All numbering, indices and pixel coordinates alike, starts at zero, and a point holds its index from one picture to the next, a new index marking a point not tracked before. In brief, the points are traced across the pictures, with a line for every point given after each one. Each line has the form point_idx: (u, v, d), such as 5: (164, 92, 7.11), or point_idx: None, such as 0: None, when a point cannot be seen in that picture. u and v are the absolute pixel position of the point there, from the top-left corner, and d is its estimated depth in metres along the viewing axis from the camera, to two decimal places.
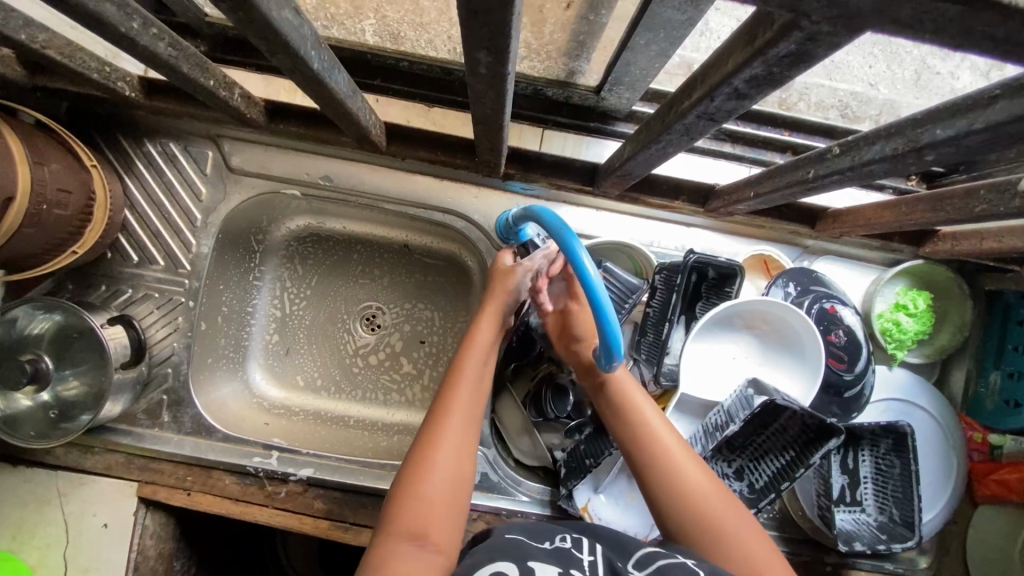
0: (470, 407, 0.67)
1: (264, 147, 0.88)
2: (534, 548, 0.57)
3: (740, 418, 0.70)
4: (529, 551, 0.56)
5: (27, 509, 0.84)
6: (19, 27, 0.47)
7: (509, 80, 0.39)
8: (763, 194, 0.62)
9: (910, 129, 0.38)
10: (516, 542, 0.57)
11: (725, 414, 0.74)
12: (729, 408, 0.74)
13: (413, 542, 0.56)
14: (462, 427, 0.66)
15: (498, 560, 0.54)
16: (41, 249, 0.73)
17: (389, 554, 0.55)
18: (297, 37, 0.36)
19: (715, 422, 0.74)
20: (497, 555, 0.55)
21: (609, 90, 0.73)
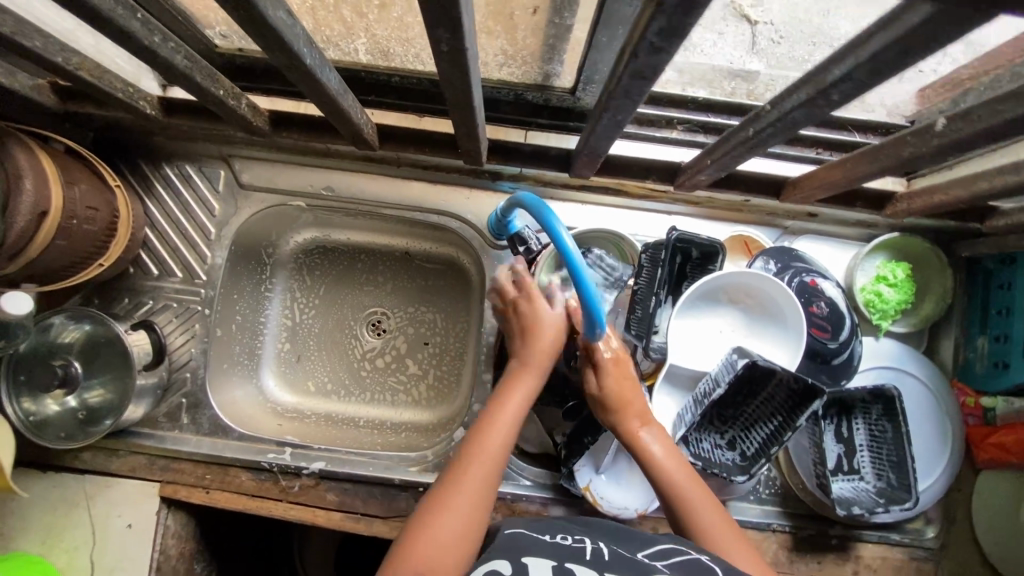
0: (495, 457, 0.67)
1: (272, 164, 0.96)
2: (538, 543, 0.61)
3: (725, 381, 0.75)
4: (524, 547, 0.59)
5: (55, 514, 0.88)
6: (57, 51, 0.54)
7: (471, 59, 0.45)
8: (718, 161, 0.66)
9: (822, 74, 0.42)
10: (516, 539, 0.61)
11: (713, 382, 0.77)
12: (715, 375, 0.78)
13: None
14: (485, 477, 0.65)
15: (492, 558, 0.57)
16: (72, 261, 0.80)
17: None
18: (291, 34, 0.42)
19: (703, 391, 0.78)
20: (493, 554, 0.58)
21: (583, 89, 0.79)
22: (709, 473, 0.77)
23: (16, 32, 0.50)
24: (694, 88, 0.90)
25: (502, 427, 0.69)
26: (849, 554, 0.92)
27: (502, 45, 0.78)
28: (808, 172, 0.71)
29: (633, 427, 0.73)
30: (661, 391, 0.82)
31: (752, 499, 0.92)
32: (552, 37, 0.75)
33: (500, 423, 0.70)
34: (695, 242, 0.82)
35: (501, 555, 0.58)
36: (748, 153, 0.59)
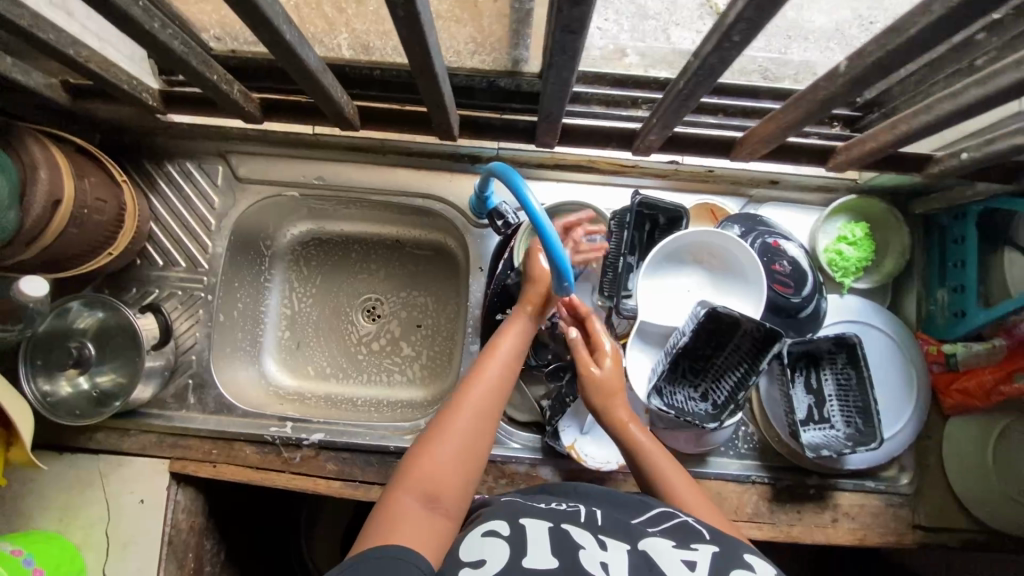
0: (492, 396, 0.72)
1: (266, 157, 1.03)
2: (532, 509, 0.64)
3: (688, 329, 0.81)
4: (522, 509, 0.63)
5: (71, 492, 0.94)
6: (68, 45, 0.61)
7: (427, 28, 0.51)
8: (660, 118, 0.68)
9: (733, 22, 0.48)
10: (516, 504, 0.65)
11: (680, 333, 0.83)
12: (682, 327, 0.84)
13: (422, 504, 0.61)
14: (483, 414, 0.70)
15: (492, 520, 0.62)
16: (83, 250, 0.87)
17: (398, 506, 0.61)
18: (271, 11, 0.49)
19: (672, 343, 0.84)
20: (494, 516, 0.63)
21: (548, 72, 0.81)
22: (683, 419, 0.81)
23: (34, 26, 0.57)
24: (655, 70, 0.90)
25: (497, 369, 0.73)
26: (827, 503, 0.95)
27: (470, 34, 0.82)
28: (749, 128, 0.74)
29: (622, 418, 0.77)
30: (635, 347, 0.88)
31: (731, 455, 0.96)
32: (516, 23, 0.80)
33: (497, 364, 0.74)
34: (660, 208, 0.87)
35: (501, 516, 0.62)
36: (686, 107, 0.62)
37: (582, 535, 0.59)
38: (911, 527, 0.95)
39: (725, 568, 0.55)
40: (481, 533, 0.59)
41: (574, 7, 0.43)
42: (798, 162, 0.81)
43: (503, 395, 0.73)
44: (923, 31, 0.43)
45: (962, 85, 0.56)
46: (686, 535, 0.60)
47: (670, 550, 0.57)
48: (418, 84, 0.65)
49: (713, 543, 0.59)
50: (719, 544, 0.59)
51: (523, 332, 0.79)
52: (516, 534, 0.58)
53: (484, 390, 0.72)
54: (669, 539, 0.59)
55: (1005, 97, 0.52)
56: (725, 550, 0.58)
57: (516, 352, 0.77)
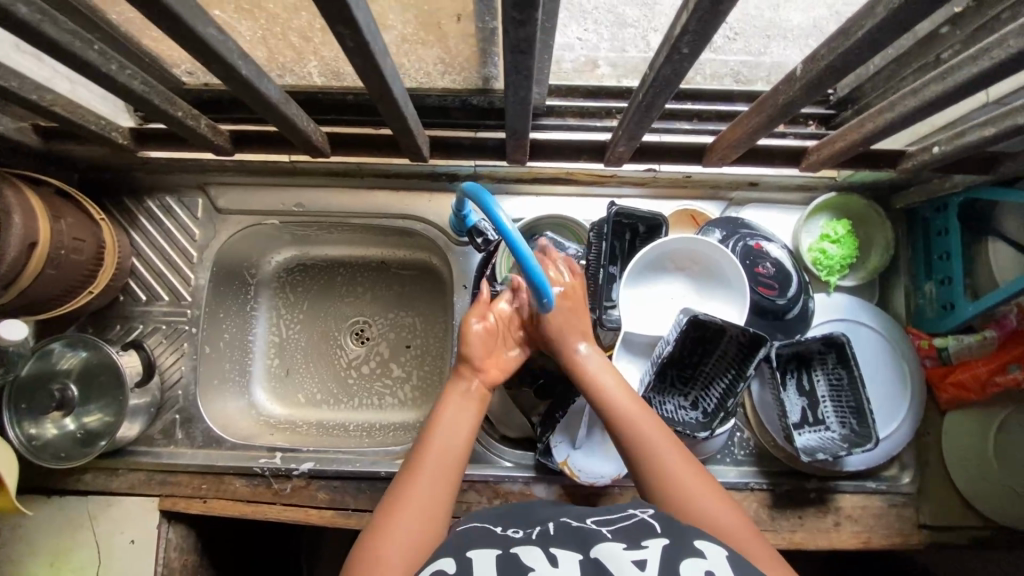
0: (438, 479, 0.64)
1: (245, 187, 1.03)
2: (476, 536, 0.59)
3: (672, 338, 0.80)
4: (470, 540, 0.57)
5: (61, 536, 0.92)
6: (32, 91, 0.61)
7: (380, 55, 0.51)
8: (627, 129, 0.68)
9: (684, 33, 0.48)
10: (463, 532, 0.59)
11: (664, 342, 0.82)
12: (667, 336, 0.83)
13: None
14: (427, 502, 0.62)
15: (436, 559, 0.55)
16: (63, 290, 0.87)
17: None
18: (223, 48, 0.49)
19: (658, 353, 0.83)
20: (438, 553, 0.56)
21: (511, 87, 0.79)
22: (673, 429, 0.80)
23: None
24: (628, 80, 0.90)
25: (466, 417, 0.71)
26: (828, 507, 0.93)
27: (437, 54, 0.82)
28: (718, 134, 0.74)
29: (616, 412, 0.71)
30: (622, 359, 0.87)
31: (728, 462, 0.95)
32: (482, 42, 0.79)
33: (442, 443, 0.68)
34: (638, 217, 0.87)
35: (447, 553, 0.56)
36: (650, 118, 0.62)
37: (533, 557, 0.54)
38: (916, 527, 0.93)
39: (677, 562, 0.52)
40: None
41: (520, 27, 0.43)
42: (771, 164, 0.81)
43: (451, 477, 0.65)
44: (870, 32, 0.42)
45: (922, 81, 0.55)
46: (636, 534, 0.56)
47: (620, 553, 0.53)
48: (380, 110, 0.65)
49: (663, 536, 0.55)
50: (669, 536, 0.56)
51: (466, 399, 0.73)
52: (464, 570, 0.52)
53: (427, 474, 0.65)
54: (621, 542, 0.55)
55: (965, 92, 0.51)
56: (674, 541, 0.54)
57: (461, 422, 0.70)
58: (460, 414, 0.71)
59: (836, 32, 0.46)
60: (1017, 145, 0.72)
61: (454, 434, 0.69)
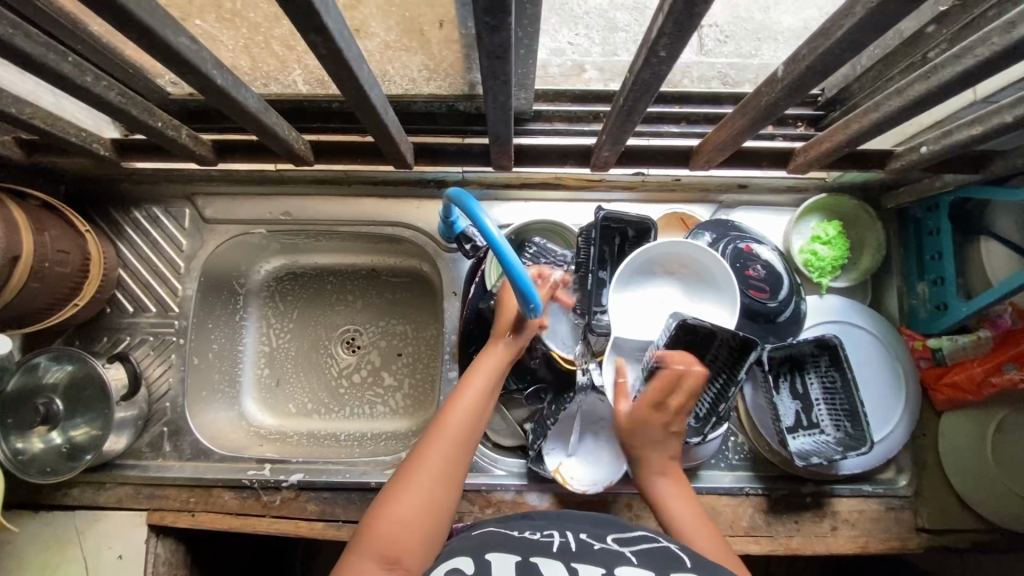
0: (457, 447, 0.66)
1: (232, 196, 1.02)
2: (506, 539, 0.62)
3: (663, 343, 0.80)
4: (490, 545, 0.60)
5: (48, 552, 0.91)
6: (9, 103, 0.61)
7: (355, 63, 0.50)
8: (611, 135, 0.67)
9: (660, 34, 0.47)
10: (483, 538, 0.62)
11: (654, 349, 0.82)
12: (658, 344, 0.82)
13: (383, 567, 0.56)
14: (446, 465, 0.64)
15: (455, 557, 0.59)
16: (48, 303, 0.86)
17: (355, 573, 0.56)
18: (197, 57, 0.48)
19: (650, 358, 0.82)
20: (457, 552, 0.59)
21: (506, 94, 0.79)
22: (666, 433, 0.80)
23: None
24: (615, 84, 0.90)
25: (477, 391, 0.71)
26: (825, 511, 0.92)
27: (422, 61, 0.82)
28: (703, 138, 0.74)
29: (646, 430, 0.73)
30: (613, 363, 0.86)
31: (723, 467, 0.94)
32: (466, 47, 0.78)
33: (465, 412, 0.69)
34: (627, 221, 0.87)
35: (466, 554, 0.59)
36: (633, 122, 0.61)
37: (550, 568, 0.56)
38: (915, 530, 0.92)
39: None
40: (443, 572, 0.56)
41: (494, 31, 0.43)
42: (759, 166, 0.81)
43: (469, 445, 0.67)
44: (850, 32, 0.42)
45: (907, 80, 0.55)
46: (665, 565, 0.57)
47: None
48: (361, 118, 0.64)
49: (693, 573, 0.55)
50: (699, 573, 0.55)
51: (493, 370, 0.74)
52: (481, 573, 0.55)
53: (448, 439, 0.66)
54: (647, 570, 0.56)
55: (950, 91, 0.51)
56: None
57: (485, 392, 0.71)
58: (484, 385, 0.72)
59: (817, 32, 0.46)
60: (1007, 143, 0.71)
61: (477, 404, 0.70)
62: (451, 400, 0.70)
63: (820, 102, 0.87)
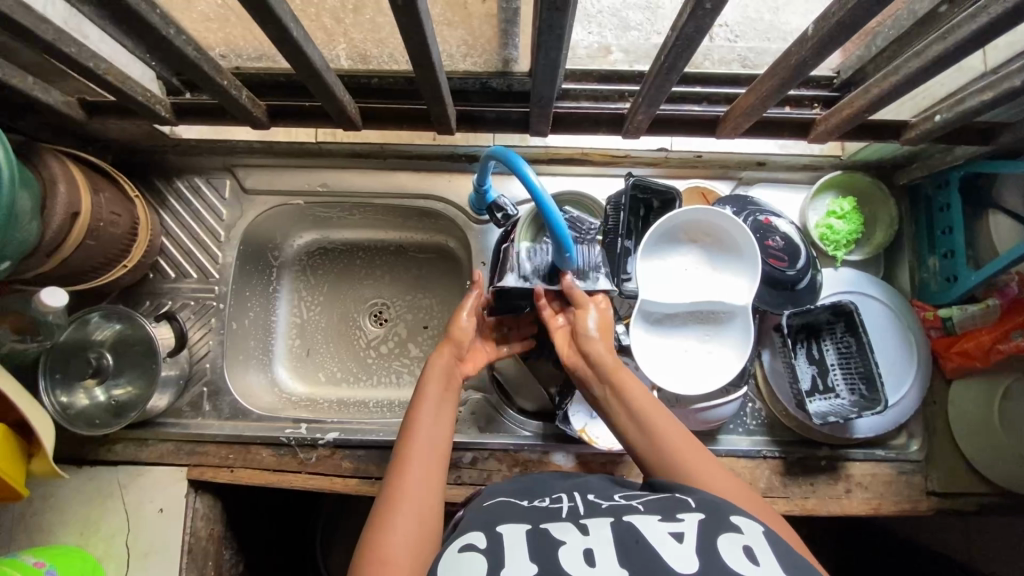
0: (427, 475, 0.66)
1: (271, 169, 1.07)
2: (514, 508, 0.64)
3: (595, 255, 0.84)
4: (499, 518, 0.62)
5: (92, 505, 0.95)
6: (89, 58, 0.65)
7: (423, 16, 0.55)
8: (648, 97, 0.73)
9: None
10: (490, 510, 0.64)
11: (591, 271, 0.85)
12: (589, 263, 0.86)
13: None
14: (421, 501, 0.64)
15: (466, 534, 0.60)
16: (99, 262, 0.90)
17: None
18: (280, 7, 0.53)
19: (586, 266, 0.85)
20: (469, 527, 0.61)
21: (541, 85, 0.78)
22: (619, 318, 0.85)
23: (57, 40, 0.61)
24: (641, 64, 0.93)
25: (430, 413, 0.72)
26: (839, 474, 0.96)
27: (462, 35, 0.86)
28: (730, 108, 0.80)
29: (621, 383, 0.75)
30: (638, 327, 0.91)
31: (741, 432, 0.98)
32: (505, 23, 0.83)
33: (425, 442, 0.69)
34: (653, 192, 0.92)
35: (476, 528, 0.60)
36: (670, 81, 0.66)
37: (563, 531, 0.58)
38: (925, 493, 0.95)
39: (714, 533, 0.56)
40: (458, 549, 0.57)
41: None
42: (780, 136, 0.85)
43: (439, 472, 0.68)
44: None
45: (925, 43, 0.60)
46: (671, 508, 0.60)
47: (656, 524, 0.57)
48: (417, 78, 0.68)
49: (698, 511, 0.59)
50: (705, 511, 0.59)
51: (443, 399, 0.75)
52: (495, 545, 0.57)
53: (416, 470, 0.66)
54: (655, 514, 0.59)
55: (966, 49, 0.55)
56: (710, 516, 0.58)
57: (440, 416, 0.73)
58: (437, 411, 0.73)
59: None
60: (1015, 114, 0.76)
61: (436, 429, 0.71)
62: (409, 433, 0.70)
63: (835, 84, 0.90)
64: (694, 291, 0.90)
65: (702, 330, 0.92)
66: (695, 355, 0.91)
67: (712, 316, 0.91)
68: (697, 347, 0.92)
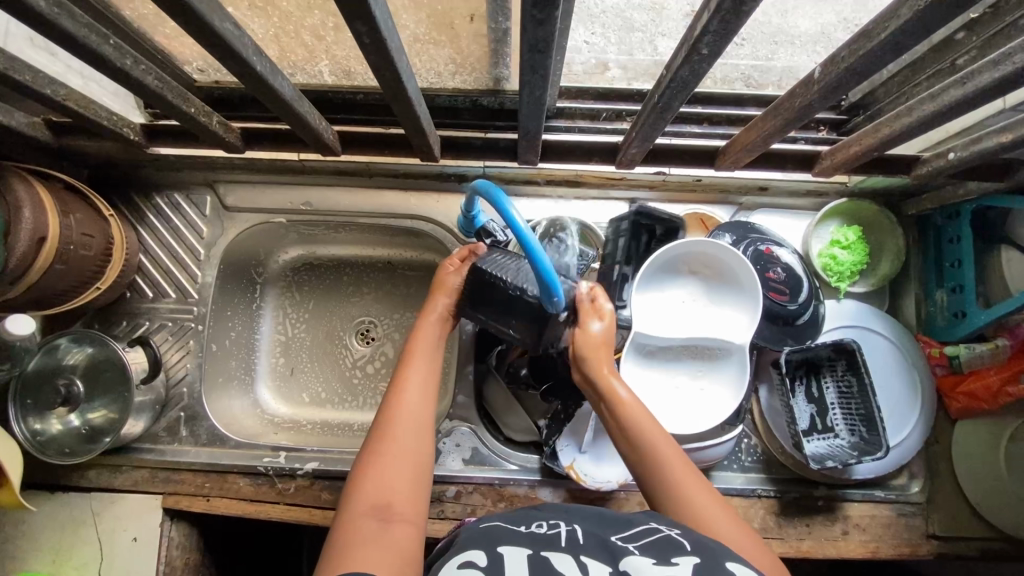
0: (421, 400, 0.68)
1: (253, 185, 1.03)
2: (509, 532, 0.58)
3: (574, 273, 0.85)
4: (500, 538, 0.56)
5: (64, 533, 0.92)
6: (46, 85, 0.61)
7: (396, 52, 0.51)
8: (641, 130, 0.68)
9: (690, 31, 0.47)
10: (489, 532, 0.58)
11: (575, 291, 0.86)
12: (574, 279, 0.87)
13: (377, 520, 0.56)
14: (416, 424, 0.66)
15: (465, 551, 0.55)
16: (70, 285, 0.86)
17: (352, 530, 0.55)
18: (239, 43, 0.49)
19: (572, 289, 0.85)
20: (468, 545, 0.56)
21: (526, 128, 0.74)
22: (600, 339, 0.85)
23: (10, 68, 0.57)
24: (640, 82, 0.89)
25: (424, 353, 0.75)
26: (836, 515, 0.92)
27: (449, 55, 0.81)
28: (731, 139, 0.75)
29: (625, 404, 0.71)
30: (629, 361, 0.87)
31: (736, 469, 0.94)
32: (495, 42, 0.78)
33: (419, 372, 0.72)
34: (658, 219, 0.87)
35: (476, 547, 0.55)
36: (665, 118, 0.62)
37: (563, 560, 0.52)
38: (925, 537, 0.92)
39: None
40: (456, 565, 0.52)
41: (539, 25, 0.43)
42: (783, 167, 0.81)
43: (431, 396, 0.70)
44: (894, 34, 0.42)
45: (940, 86, 0.55)
46: (666, 549, 0.54)
47: (650, 568, 0.51)
48: (395, 108, 0.64)
49: (694, 555, 0.53)
50: (700, 554, 0.53)
51: (434, 338, 0.78)
52: (495, 566, 0.52)
53: (410, 396, 0.68)
54: (650, 556, 0.53)
55: (986, 97, 0.51)
56: (706, 560, 0.52)
57: (429, 351, 0.76)
58: (427, 349, 0.76)
59: (858, 34, 0.46)
60: None
61: (428, 362, 0.74)
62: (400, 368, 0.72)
63: (843, 107, 0.86)
64: (689, 325, 0.86)
65: (695, 366, 0.88)
66: (687, 392, 0.88)
67: (708, 352, 0.87)
68: (688, 383, 0.88)
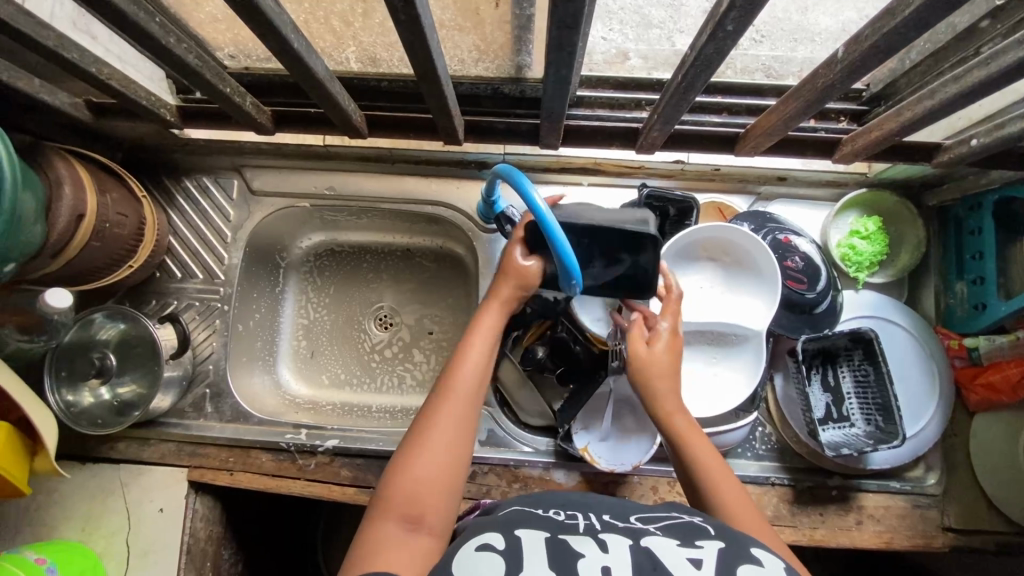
0: (464, 410, 0.67)
1: (278, 170, 1.06)
2: (525, 521, 0.60)
3: None
4: (518, 521, 0.59)
5: (94, 502, 0.95)
6: (90, 63, 0.64)
7: (428, 31, 0.53)
8: (665, 114, 0.70)
9: (713, 9, 0.48)
10: (507, 516, 0.61)
11: None
12: None
13: (406, 522, 0.59)
14: (456, 433, 0.65)
15: (483, 533, 0.58)
16: (105, 262, 0.90)
17: (381, 534, 0.58)
18: (280, 20, 0.51)
19: None
20: (485, 529, 0.59)
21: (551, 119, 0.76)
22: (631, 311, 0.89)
23: (58, 46, 0.61)
24: (660, 72, 0.88)
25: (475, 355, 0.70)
26: (850, 505, 0.92)
27: (473, 42, 0.82)
28: (752, 124, 0.77)
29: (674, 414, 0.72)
30: None
31: (749, 457, 0.94)
32: (518, 29, 0.79)
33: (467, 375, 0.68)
34: (670, 199, 0.88)
35: (494, 530, 0.58)
36: (689, 100, 0.64)
37: (581, 542, 0.56)
38: (941, 529, 0.91)
39: (733, 565, 0.53)
40: (474, 547, 0.55)
41: (569, 2, 0.46)
42: (803, 155, 0.82)
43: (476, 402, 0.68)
44: (919, 10, 0.44)
45: (964, 68, 0.57)
46: (689, 534, 0.57)
47: (674, 548, 0.55)
48: (423, 89, 0.66)
49: (718, 539, 0.56)
50: (725, 539, 0.57)
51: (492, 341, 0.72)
52: (512, 548, 0.54)
53: (452, 408, 0.66)
54: (674, 539, 0.57)
55: (1009, 77, 0.52)
56: (730, 546, 0.55)
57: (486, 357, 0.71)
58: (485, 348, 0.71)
59: (882, 13, 0.48)
60: None
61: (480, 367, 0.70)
62: (453, 372, 0.69)
63: (864, 98, 0.84)
64: (705, 310, 0.87)
65: (710, 351, 0.89)
66: (702, 378, 0.88)
67: (723, 338, 0.88)
68: (703, 369, 0.89)
